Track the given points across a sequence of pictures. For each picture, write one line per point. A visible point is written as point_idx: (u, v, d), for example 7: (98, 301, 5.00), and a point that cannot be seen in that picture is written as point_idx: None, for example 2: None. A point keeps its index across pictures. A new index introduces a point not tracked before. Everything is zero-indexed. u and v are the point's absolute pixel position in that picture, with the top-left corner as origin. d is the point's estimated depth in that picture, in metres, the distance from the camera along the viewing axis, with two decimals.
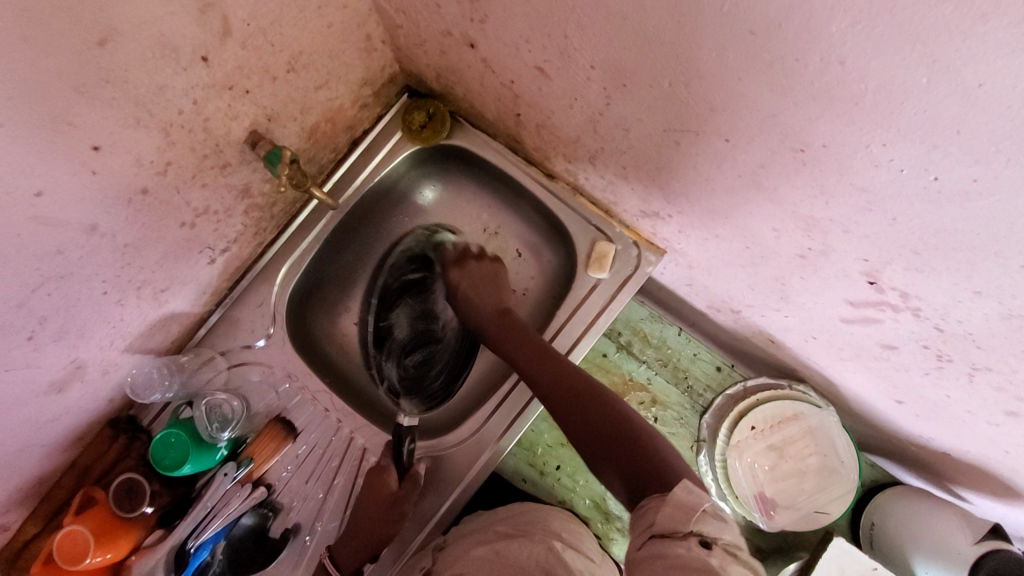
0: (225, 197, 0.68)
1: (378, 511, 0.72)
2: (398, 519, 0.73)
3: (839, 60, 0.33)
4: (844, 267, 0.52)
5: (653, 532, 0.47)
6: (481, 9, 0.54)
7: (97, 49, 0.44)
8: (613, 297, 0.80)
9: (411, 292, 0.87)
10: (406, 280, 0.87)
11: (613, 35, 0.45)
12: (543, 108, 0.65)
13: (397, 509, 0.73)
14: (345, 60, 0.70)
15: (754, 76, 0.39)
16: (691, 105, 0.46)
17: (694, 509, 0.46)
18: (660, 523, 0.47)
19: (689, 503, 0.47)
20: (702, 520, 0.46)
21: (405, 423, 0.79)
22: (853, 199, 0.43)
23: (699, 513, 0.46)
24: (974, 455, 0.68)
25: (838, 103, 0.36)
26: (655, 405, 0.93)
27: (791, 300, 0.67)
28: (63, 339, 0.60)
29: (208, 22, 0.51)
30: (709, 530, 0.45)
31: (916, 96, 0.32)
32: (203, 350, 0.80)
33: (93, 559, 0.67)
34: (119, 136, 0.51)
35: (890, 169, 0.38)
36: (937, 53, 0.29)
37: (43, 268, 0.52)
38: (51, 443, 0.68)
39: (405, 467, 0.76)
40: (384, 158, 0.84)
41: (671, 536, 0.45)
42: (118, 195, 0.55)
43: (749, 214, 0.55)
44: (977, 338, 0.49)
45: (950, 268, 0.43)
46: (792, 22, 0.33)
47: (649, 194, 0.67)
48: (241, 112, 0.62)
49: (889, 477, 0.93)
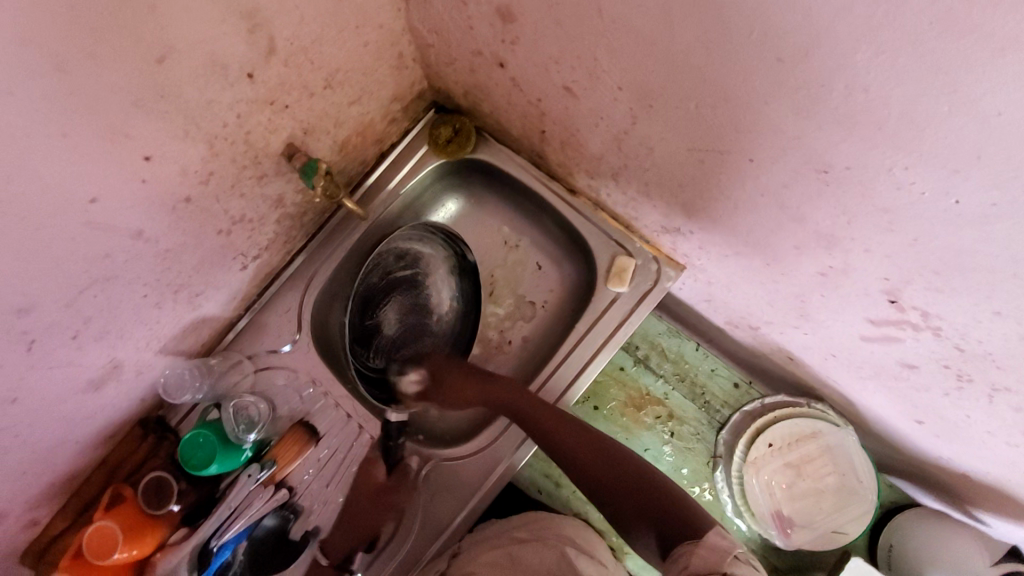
0: (260, 206, 0.71)
1: (370, 505, 0.78)
2: (387, 512, 0.78)
3: (863, 87, 0.35)
4: (865, 286, 0.53)
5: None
6: (513, 32, 0.57)
7: (155, 66, 0.47)
8: (633, 311, 0.82)
9: (405, 290, 0.92)
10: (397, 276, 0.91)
11: (642, 59, 0.47)
12: (568, 127, 0.67)
13: (381, 500, 0.78)
14: (377, 77, 0.73)
15: (780, 100, 0.40)
16: (715, 125, 0.48)
17: (727, 553, 0.56)
18: (702, 565, 0.55)
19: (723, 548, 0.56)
20: (734, 564, 0.55)
21: (394, 418, 0.83)
22: (875, 219, 0.44)
23: (731, 558, 0.55)
24: (996, 478, 0.68)
25: (861, 127, 0.37)
26: (672, 420, 0.94)
27: (811, 318, 0.68)
28: (104, 339, 0.62)
29: (256, 41, 0.54)
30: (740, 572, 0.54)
31: (937, 122, 0.33)
32: (232, 353, 0.82)
33: (119, 555, 0.69)
34: (168, 147, 0.54)
35: (911, 190, 0.39)
36: (958, 83, 0.30)
37: (91, 270, 0.55)
38: (85, 440, 0.70)
39: (395, 464, 0.81)
40: (410, 171, 0.87)
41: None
42: (164, 203, 0.57)
43: (771, 232, 0.56)
44: (998, 358, 0.49)
45: (971, 289, 0.44)
46: (818, 50, 0.35)
47: (671, 211, 0.68)
48: (280, 126, 0.65)
49: (907, 499, 0.92)
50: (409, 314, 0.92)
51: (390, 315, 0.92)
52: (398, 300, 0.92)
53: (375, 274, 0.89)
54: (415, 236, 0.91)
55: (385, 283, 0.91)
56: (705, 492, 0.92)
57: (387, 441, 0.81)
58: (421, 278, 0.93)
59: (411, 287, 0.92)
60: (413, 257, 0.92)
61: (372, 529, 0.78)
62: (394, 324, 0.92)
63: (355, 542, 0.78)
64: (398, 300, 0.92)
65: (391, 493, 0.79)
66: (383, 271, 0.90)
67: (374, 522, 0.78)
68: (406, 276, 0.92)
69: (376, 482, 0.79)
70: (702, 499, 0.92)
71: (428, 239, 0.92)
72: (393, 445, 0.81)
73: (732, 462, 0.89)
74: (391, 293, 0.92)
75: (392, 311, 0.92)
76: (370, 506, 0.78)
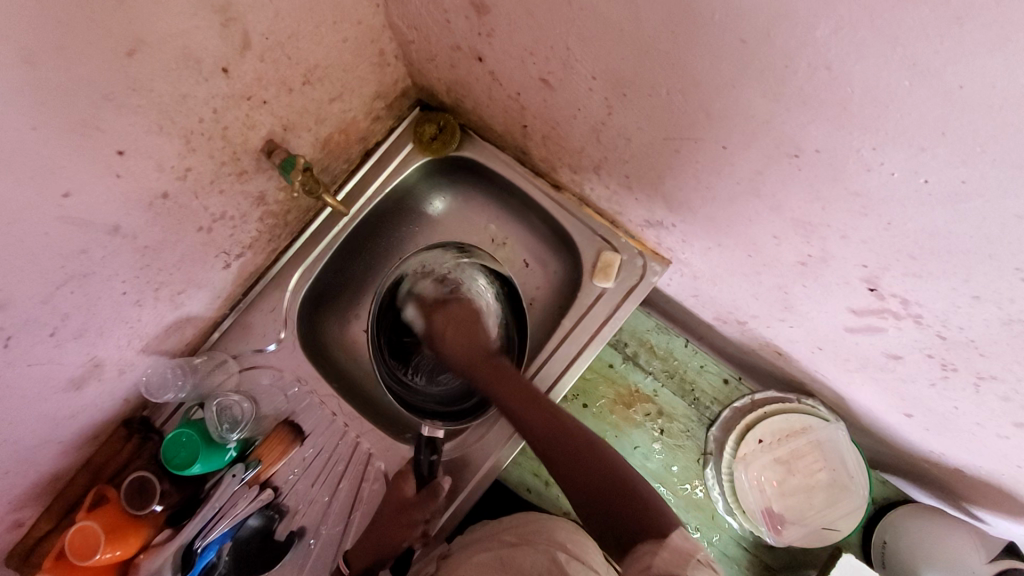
0: (241, 203, 0.71)
1: (392, 519, 0.75)
2: (411, 528, 0.75)
3: (826, 65, 0.34)
4: (844, 274, 0.53)
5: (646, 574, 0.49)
6: (488, 24, 0.57)
7: (126, 59, 0.47)
8: (618, 307, 0.81)
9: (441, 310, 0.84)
10: (434, 298, 0.87)
11: (612, 44, 0.46)
12: (547, 120, 0.67)
13: (404, 516, 0.75)
14: (358, 74, 0.73)
15: (747, 83, 0.40)
16: (686, 112, 0.47)
17: (689, 556, 0.49)
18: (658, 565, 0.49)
19: (682, 547, 0.50)
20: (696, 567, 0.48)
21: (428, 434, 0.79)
22: (848, 204, 0.44)
23: (693, 561, 0.48)
24: (987, 470, 0.67)
25: (827, 108, 0.37)
26: (661, 417, 0.93)
27: (794, 309, 0.67)
28: (83, 337, 0.62)
29: (230, 36, 0.54)
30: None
31: (902, 99, 0.33)
32: (216, 353, 0.82)
33: (101, 556, 0.68)
34: (143, 142, 0.53)
35: (881, 171, 0.39)
36: (917, 56, 0.30)
37: (67, 266, 0.54)
38: (68, 440, 0.70)
39: (425, 481, 0.77)
40: (395, 168, 0.86)
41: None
42: (140, 199, 0.57)
43: (749, 221, 0.56)
44: (979, 344, 0.49)
45: (946, 272, 0.43)
46: (781, 29, 0.34)
47: (653, 204, 0.68)
48: (259, 121, 0.65)
49: (902, 495, 0.91)
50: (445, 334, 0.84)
51: (420, 326, 0.85)
52: (427, 318, 0.84)
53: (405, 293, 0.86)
54: (449, 259, 0.86)
55: (419, 301, 0.85)
56: (697, 490, 0.90)
57: (418, 456, 0.77)
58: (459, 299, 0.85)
59: (447, 305, 0.84)
60: (452, 278, 0.86)
61: (397, 546, 0.75)
62: (434, 344, 0.86)
63: (379, 559, 0.74)
64: (434, 317, 0.84)
65: (416, 509, 0.75)
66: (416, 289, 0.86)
67: (399, 537, 0.75)
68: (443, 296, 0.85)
69: (403, 496, 0.76)
70: (693, 497, 0.90)
71: (464, 264, 0.86)
72: (423, 461, 0.77)
73: (721, 458, 0.88)
74: (427, 314, 0.84)
75: (421, 320, 0.85)
76: (392, 521, 0.75)
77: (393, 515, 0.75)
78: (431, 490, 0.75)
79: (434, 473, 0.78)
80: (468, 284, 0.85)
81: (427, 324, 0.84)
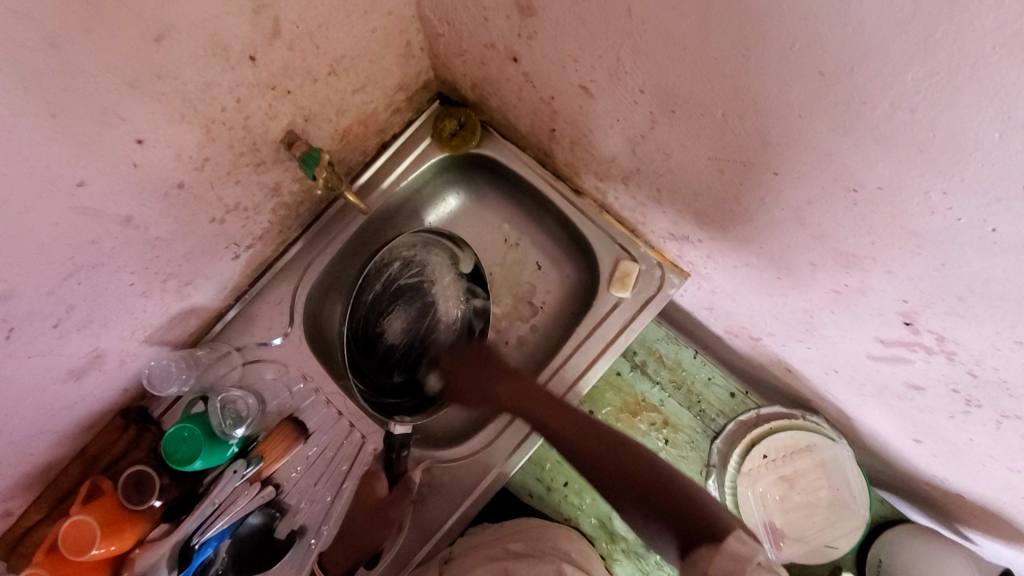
0: (256, 194, 0.68)
1: (366, 522, 0.73)
2: (388, 528, 0.74)
3: (909, 107, 0.33)
4: (880, 306, 0.52)
5: None
6: (532, 27, 0.54)
7: (153, 45, 0.44)
8: (634, 318, 0.80)
9: (409, 294, 0.89)
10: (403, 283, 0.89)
11: (669, 61, 0.45)
12: (580, 126, 0.65)
13: (382, 515, 0.74)
14: (383, 65, 0.70)
15: (815, 114, 0.38)
16: (740, 136, 0.46)
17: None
18: None
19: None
20: None
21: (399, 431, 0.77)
22: (902, 242, 0.43)
23: (754, 565, 0.55)
24: (991, 499, 0.67)
25: (899, 148, 0.36)
26: (666, 427, 0.93)
27: (815, 332, 0.67)
28: (87, 328, 0.59)
29: (260, 23, 0.51)
30: None
31: (985, 148, 0.32)
32: (220, 344, 0.79)
33: (97, 551, 0.65)
34: (163, 130, 0.50)
35: (945, 216, 0.38)
36: (1014, 110, 0.29)
37: (76, 257, 0.52)
38: (62, 431, 0.67)
39: (397, 477, 0.76)
40: (411, 164, 0.84)
41: None
42: (156, 188, 0.55)
43: (786, 247, 0.55)
44: (1011, 386, 0.49)
45: (993, 316, 0.43)
46: (864, 66, 0.33)
47: (681, 218, 0.67)
48: (281, 112, 0.62)
49: (897, 514, 0.92)
50: (415, 323, 0.89)
51: (395, 324, 0.88)
52: (402, 308, 0.89)
53: (375, 284, 0.87)
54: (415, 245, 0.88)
55: (389, 290, 0.89)
56: None
57: (389, 454, 0.76)
58: (428, 284, 0.89)
59: (416, 292, 0.89)
60: (420, 264, 0.89)
61: (374, 544, 0.74)
62: (398, 333, 0.88)
63: (359, 555, 0.73)
64: (403, 308, 0.89)
65: (394, 507, 0.74)
66: (387, 279, 0.88)
67: (380, 537, 0.74)
68: (411, 281, 0.89)
69: (376, 496, 0.74)
70: None
71: (431, 246, 0.89)
72: (396, 457, 0.76)
73: (726, 472, 0.89)
74: (394, 302, 0.89)
75: (397, 319, 0.88)
76: (369, 523, 0.73)
77: (367, 516, 0.74)
78: (404, 486, 0.75)
79: (404, 467, 0.77)
80: (433, 267, 0.89)
81: (403, 320, 0.89)
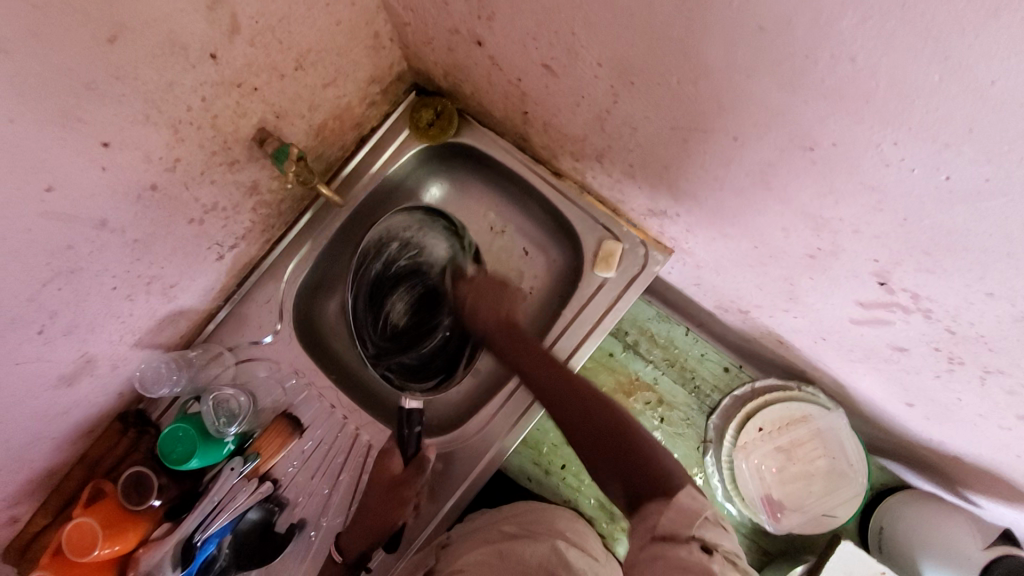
0: (233, 193, 0.69)
1: (383, 500, 0.73)
2: (404, 506, 0.74)
3: (849, 57, 0.33)
4: (854, 267, 0.52)
5: (657, 534, 0.53)
6: (489, 8, 0.54)
7: (107, 46, 0.44)
8: (619, 297, 0.80)
9: (408, 277, 0.86)
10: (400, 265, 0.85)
11: (622, 32, 0.44)
12: (549, 106, 0.65)
13: (395, 494, 0.74)
14: (352, 58, 0.70)
15: (764, 74, 0.38)
16: (700, 102, 0.45)
17: None
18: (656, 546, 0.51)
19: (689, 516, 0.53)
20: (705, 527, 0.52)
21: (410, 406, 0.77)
22: (864, 198, 0.42)
23: (700, 518, 0.52)
24: (986, 458, 0.66)
25: (849, 101, 0.36)
26: (661, 406, 0.93)
27: (799, 300, 0.66)
28: (73, 333, 0.60)
29: (218, 19, 0.51)
30: (710, 537, 0.51)
31: (926, 94, 0.32)
32: (212, 345, 0.81)
33: (100, 551, 0.66)
34: (128, 132, 0.51)
35: (901, 168, 0.37)
36: (948, 50, 0.29)
37: (54, 262, 0.53)
38: (61, 436, 0.68)
39: (411, 457, 0.77)
40: (390, 157, 0.84)
41: (673, 539, 0.52)
42: (128, 191, 0.55)
43: (758, 214, 0.55)
44: (989, 339, 0.48)
45: (960, 268, 0.42)
46: (802, 18, 0.33)
47: (657, 193, 0.67)
48: (250, 109, 0.62)
49: (898, 481, 0.92)
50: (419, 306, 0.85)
51: (398, 305, 0.85)
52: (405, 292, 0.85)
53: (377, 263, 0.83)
54: (412, 225, 0.84)
55: (390, 272, 0.85)
56: (696, 477, 0.91)
57: (403, 431, 0.77)
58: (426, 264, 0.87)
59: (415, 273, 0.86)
60: (416, 244, 0.86)
61: (392, 525, 0.74)
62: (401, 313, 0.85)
63: (373, 542, 0.73)
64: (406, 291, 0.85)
65: (410, 486, 0.74)
66: (387, 260, 0.84)
67: (394, 516, 0.74)
68: (410, 261, 0.86)
69: (392, 476, 0.75)
70: (693, 484, 0.91)
71: (428, 224, 0.86)
72: (408, 436, 0.77)
73: (721, 447, 0.88)
74: (398, 284, 0.86)
75: (399, 302, 0.85)
76: (382, 502, 0.73)
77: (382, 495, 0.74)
78: (418, 464, 0.75)
79: (420, 448, 0.78)
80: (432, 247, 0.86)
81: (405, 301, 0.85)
